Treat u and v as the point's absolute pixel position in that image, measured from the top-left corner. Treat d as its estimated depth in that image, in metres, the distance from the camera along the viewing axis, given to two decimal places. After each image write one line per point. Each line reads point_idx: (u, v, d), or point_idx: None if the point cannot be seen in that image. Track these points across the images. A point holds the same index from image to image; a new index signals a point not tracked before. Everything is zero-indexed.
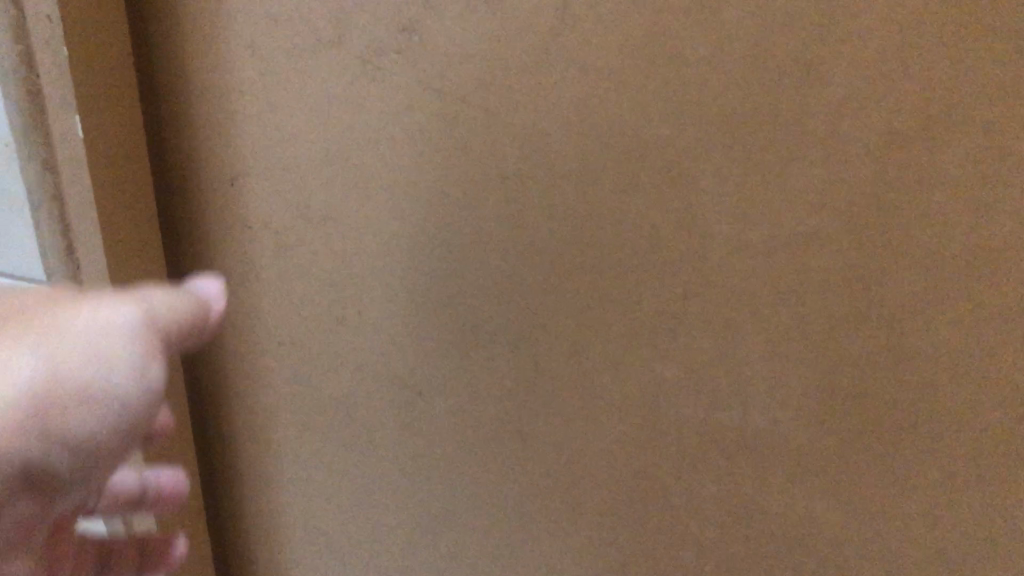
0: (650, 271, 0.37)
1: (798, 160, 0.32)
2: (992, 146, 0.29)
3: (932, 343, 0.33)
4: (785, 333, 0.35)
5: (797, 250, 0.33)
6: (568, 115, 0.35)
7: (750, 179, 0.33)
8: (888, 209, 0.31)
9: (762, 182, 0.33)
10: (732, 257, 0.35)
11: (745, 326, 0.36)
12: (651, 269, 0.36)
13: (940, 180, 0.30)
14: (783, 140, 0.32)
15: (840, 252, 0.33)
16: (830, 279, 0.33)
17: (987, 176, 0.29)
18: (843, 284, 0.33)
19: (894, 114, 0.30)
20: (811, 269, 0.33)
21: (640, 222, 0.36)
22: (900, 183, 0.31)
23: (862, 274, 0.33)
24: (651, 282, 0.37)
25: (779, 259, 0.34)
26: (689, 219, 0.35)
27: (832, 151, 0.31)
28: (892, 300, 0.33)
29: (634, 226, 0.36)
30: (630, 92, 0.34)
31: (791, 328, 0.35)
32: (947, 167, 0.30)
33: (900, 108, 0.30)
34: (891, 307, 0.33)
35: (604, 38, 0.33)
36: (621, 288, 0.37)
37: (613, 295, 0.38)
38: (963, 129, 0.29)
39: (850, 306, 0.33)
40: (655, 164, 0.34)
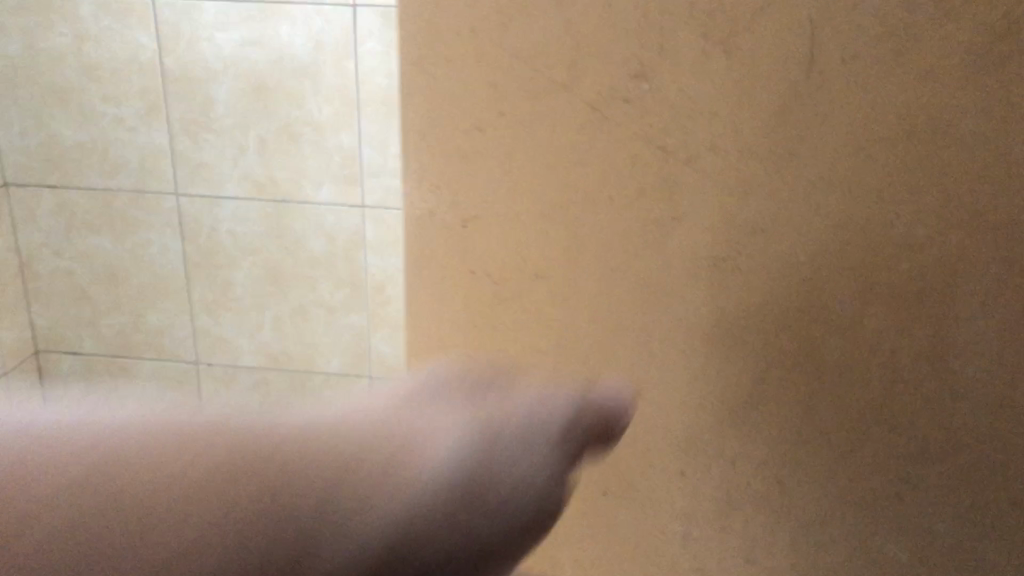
0: (776, 329, 0.32)
1: (888, 143, 0.29)
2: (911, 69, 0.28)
3: (978, 302, 0.30)
4: (902, 315, 0.31)
5: (853, 236, 0.30)
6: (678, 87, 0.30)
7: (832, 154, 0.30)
8: (934, 201, 0.29)
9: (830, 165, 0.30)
10: (839, 260, 0.31)
11: (871, 340, 0.31)
12: (808, 318, 0.32)
13: (900, 138, 0.29)
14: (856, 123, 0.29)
15: (885, 238, 0.30)
16: (886, 260, 0.30)
17: (976, 108, 0.28)
18: (916, 306, 0.30)
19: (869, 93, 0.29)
20: (881, 253, 0.30)
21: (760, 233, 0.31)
22: (889, 156, 0.29)
23: (923, 253, 0.30)
24: (785, 342, 0.32)
25: (873, 300, 0.31)
26: (835, 271, 0.31)
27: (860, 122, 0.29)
28: (938, 283, 0.30)
29: (762, 254, 0.31)
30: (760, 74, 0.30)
31: (925, 351, 0.31)
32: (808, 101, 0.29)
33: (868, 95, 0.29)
34: (927, 299, 0.30)
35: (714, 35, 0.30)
36: (773, 346, 0.32)
37: (767, 359, 0.32)
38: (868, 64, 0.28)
39: (924, 307, 0.30)
40: (832, 220, 0.30)
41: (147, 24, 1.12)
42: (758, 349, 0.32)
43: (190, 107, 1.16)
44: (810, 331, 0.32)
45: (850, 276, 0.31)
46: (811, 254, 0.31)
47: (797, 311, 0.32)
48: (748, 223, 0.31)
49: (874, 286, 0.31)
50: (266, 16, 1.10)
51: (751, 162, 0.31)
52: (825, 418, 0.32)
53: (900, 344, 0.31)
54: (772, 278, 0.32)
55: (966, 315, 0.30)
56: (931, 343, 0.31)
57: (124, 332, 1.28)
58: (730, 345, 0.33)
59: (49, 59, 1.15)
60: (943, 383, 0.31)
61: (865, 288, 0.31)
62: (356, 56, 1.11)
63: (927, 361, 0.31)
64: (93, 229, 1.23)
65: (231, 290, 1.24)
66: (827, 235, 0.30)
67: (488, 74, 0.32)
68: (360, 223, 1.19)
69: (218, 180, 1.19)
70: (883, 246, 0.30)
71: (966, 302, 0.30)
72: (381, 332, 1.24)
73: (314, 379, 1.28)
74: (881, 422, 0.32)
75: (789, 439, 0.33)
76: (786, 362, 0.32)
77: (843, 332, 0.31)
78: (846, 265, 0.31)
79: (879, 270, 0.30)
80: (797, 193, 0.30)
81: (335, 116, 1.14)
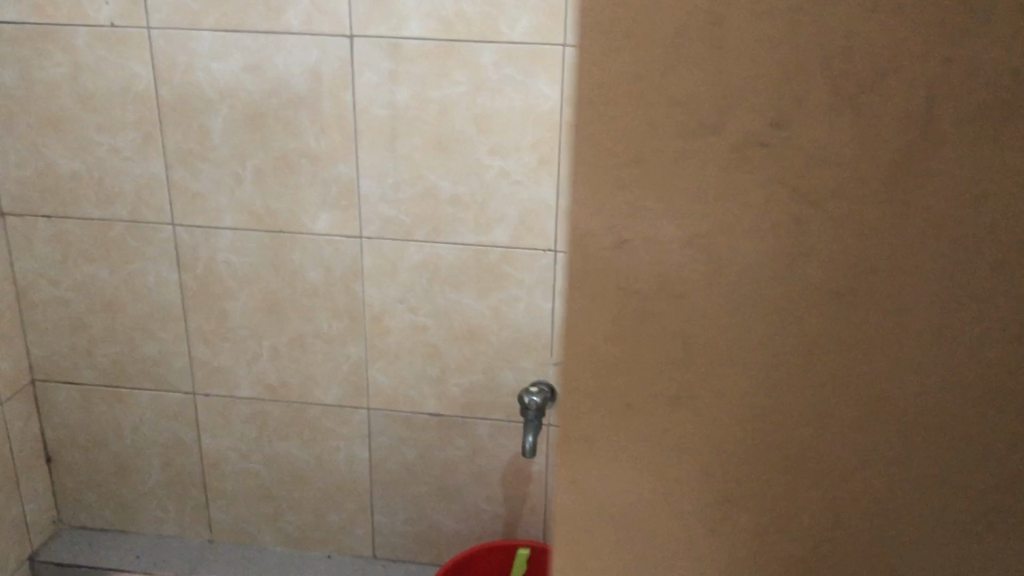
0: (790, 439, 0.32)
1: (910, 270, 0.29)
2: (955, 204, 0.28)
3: (974, 436, 0.30)
4: (907, 441, 0.31)
5: (879, 356, 0.30)
6: (727, 165, 0.28)
7: (859, 268, 0.29)
8: (940, 335, 0.29)
9: (859, 282, 0.29)
10: (865, 379, 0.31)
11: (882, 452, 0.32)
12: (817, 429, 0.32)
13: (925, 269, 0.29)
14: (880, 246, 0.29)
15: (900, 368, 0.30)
16: (895, 390, 0.30)
17: (1000, 241, 0.28)
18: (911, 434, 0.31)
19: (912, 213, 0.28)
20: (889, 381, 0.30)
21: (793, 341, 0.30)
22: (912, 280, 0.29)
23: (925, 386, 0.30)
24: (798, 455, 0.32)
25: (873, 422, 0.31)
26: (852, 391, 0.31)
27: (882, 246, 0.29)
28: (934, 417, 0.31)
29: (794, 365, 0.31)
30: (821, 163, 0.28)
31: (923, 476, 0.31)
32: (866, 211, 0.28)
33: (912, 214, 0.28)
34: (925, 432, 0.31)
35: (803, 113, 0.27)
36: (790, 453, 0.32)
37: (778, 459, 0.32)
38: (929, 184, 0.27)
39: (922, 435, 0.31)
40: (862, 341, 0.30)
41: (145, 56, 1.14)
42: (772, 453, 0.32)
43: (186, 138, 1.17)
44: (821, 447, 0.32)
45: (855, 397, 0.31)
46: (832, 373, 0.31)
47: (810, 423, 0.32)
48: (789, 331, 0.30)
49: (877, 407, 0.31)
50: (262, 48, 1.12)
51: (797, 275, 0.29)
52: (822, 522, 0.33)
53: (904, 467, 0.31)
54: (788, 391, 0.31)
55: (967, 449, 0.31)
56: (926, 466, 0.31)
57: (120, 363, 1.27)
58: (749, 442, 0.32)
59: (48, 90, 1.16)
60: (928, 503, 0.32)
61: (865, 411, 0.31)
62: (354, 88, 1.12)
63: (918, 486, 0.32)
64: (90, 260, 1.23)
65: (228, 321, 1.24)
66: (846, 354, 0.30)
67: (585, 138, 0.29)
68: (358, 253, 1.20)
69: (216, 211, 1.20)
70: (897, 376, 0.30)
71: (968, 440, 0.30)
72: (378, 363, 1.24)
73: (311, 411, 1.27)
74: (876, 527, 0.33)
75: (788, 535, 0.34)
76: (793, 467, 0.32)
77: (851, 453, 0.32)
78: (860, 389, 0.31)
79: (889, 396, 0.31)
80: (832, 305, 0.30)
81: (332, 147, 1.16)
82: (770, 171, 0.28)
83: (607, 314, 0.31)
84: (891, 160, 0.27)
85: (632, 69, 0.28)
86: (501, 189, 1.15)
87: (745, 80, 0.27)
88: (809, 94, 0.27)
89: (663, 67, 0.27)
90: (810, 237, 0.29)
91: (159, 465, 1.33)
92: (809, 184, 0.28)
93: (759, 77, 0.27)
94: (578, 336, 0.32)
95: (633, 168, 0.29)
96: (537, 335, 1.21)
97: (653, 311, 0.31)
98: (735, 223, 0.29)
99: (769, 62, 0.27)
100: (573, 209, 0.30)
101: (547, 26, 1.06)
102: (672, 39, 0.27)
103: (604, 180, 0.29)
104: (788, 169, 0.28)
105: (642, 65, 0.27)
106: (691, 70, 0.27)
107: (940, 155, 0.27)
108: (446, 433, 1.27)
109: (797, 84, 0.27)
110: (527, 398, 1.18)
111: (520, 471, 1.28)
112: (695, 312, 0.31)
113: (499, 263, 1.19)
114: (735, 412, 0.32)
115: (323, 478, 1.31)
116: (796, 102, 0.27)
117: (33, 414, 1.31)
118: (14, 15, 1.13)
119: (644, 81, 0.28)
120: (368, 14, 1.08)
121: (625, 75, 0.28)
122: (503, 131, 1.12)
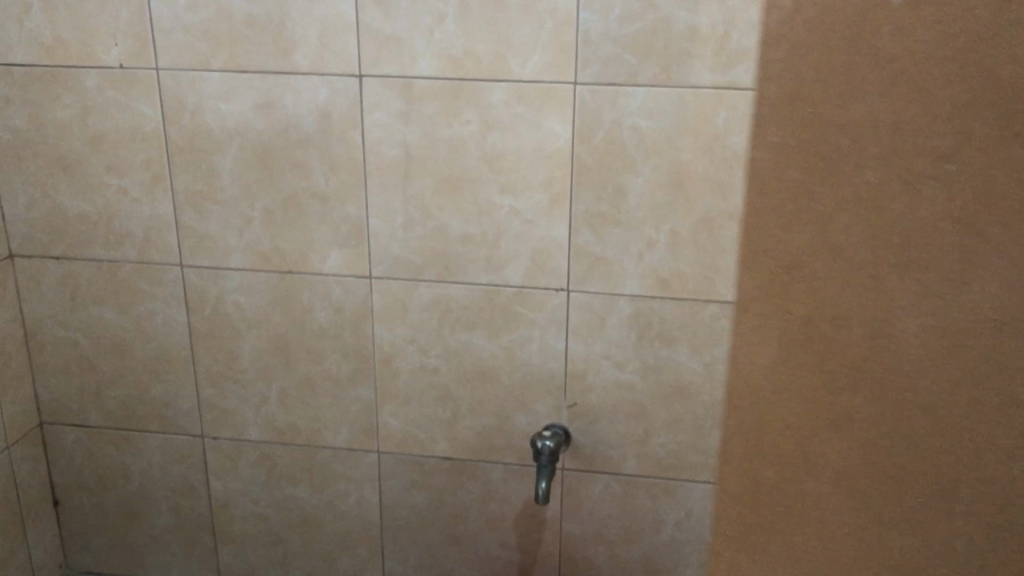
0: (904, 511, 0.43)
1: (969, 392, 0.39)
2: (1004, 335, 0.38)
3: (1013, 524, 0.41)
4: (953, 524, 0.42)
5: (944, 467, 0.41)
6: (883, 280, 0.39)
7: (941, 392, 0.40)
8: (996, 434, 0.39)
9: (943, 387, 0.40)
10: (935, 477, 0.41)
11: (940, 527, 0.42)
12: (911, 498, 0.42)
13: (982, 393, 0.39)
14: (950, 374, 0.39)
15: (973, 462, 0.40)
16: (969, 470, 0.40)
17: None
18: (982, 504, 0.41)
19: (986, 335, 0.38)
20: (964, 463, 0.40)
21: (902, 443, 0.41)
22: (982, 393, 0.39)
23: (986, 476, 0.40)
24: (897, 516, 0.43)
25: (942, 505, 0.42)
26: (920, 480, 0.42)
27: (946, 379, 0.40)
28: (997, 500, 0.40)
29: (896, 454, 0.42)
30: (931, 293, 0.39)
31: (973, 542, 0.42)
32: (950, 327, 0.39)
33: (986, 333, 0.38)
34: (981, 518, 0.41)
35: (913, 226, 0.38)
36: (891, 514, 0.43)
37: (879, 517, 0.44)
38: (981, 312, 0.38)
39: (980, 509, 0.41)
40: (948, 439, 0.40)
41: (153, 97, 1.13)
42: (884, 510, 0.43)
43: (194, 179, 1.16)
44: (910, 513, 0.43)
45: (931, 486, 0.42)
46: (921, 461, 0.41)
47: (904, 487, 0.42)
48: (902, 412, 0.41)
49: (949, 499, 0.41)
50: (271, 89, 1.11)
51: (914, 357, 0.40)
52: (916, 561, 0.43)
53: (952, 539, 0.42)
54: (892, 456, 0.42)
55: (1001, 532, 0.41)
56: (985, 531, 0.41)
57: (128, 406, 1.26)
58: (853, 494, 0.44)
59: (56, 132, 1.16)
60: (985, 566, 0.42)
61: (948, 483, 0.41)
62: (362, 127, 1.11)
63: (981, 542, 0.41)
64: (98, 301, 1.22)
65: (236, 363, 1.23)
66: (930, 439, 0.41)
67: (770, 212, 0.40)
68: (367, 293, 1.18)
69: (224, 251, 1.18)
70: (974, 460, 0.40)
71: (1001, 527, 0.41)
72: (389, 406, 1.22)
73: (321, 454, 1.25)
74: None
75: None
76: (896, 525, 0.43)
77: (922, 522, 0.43)
78: (935, 474, 0.41)
79: (950, 481, 0.41)
80: (923, 420, 0.41)
81: (341, 187, 1.14)
82: (877, 304, 0.40)
83: (781, 386, 0.43)
84: (964, 306, 0.38)
85: (833, 165, 0.39)
86: (512, 228, 1.13)
87: (885, 212, 0.38)
88: (924, 240, 0.38)
89: (844, 151, 0.38)
90: (911, 345, 0.40)
91: (168, 508, 1.31)
92: (930, 287, 0.38)
93: (890, 214, 0.38)
94: (787, 386, 0.43)
95: (816, 250, 0.40)
96: (550, 377, 1.18)
97: (826, 351, 0.42)
98: (888, 222, 0.38)
99: (898, 202, 0.38)
100: (772, 267, 0.41)
101: (557, 64, 1.05)
102: (829, 157, 0.39)
103: (779, 288, 0.41)
104: (901, 299, 0.39)
105: (818, 149, 0.39)
106: (831, 190, 0.39)
107: (999, 288, 0.37)
108: (457, 477, 1.24)
109: (911, 231, 0.38)
110: (538, 441, 1.15)
111: (533, 515, 1.25)
112: (858, 320, 0.40)
113: (510, 303, 1.16)
114: (866, 464, 0.43)
115: (333, 522, 1.29)
116: (917, 237, 0.38)
117: (41, 457, 1.30)
118: (23, 57, 1.13)
119: (834, 196, 0.39)
120: (376, 54, 1.07)
121: (816, 181, 0.39)
122: (514, 170, 1.10)
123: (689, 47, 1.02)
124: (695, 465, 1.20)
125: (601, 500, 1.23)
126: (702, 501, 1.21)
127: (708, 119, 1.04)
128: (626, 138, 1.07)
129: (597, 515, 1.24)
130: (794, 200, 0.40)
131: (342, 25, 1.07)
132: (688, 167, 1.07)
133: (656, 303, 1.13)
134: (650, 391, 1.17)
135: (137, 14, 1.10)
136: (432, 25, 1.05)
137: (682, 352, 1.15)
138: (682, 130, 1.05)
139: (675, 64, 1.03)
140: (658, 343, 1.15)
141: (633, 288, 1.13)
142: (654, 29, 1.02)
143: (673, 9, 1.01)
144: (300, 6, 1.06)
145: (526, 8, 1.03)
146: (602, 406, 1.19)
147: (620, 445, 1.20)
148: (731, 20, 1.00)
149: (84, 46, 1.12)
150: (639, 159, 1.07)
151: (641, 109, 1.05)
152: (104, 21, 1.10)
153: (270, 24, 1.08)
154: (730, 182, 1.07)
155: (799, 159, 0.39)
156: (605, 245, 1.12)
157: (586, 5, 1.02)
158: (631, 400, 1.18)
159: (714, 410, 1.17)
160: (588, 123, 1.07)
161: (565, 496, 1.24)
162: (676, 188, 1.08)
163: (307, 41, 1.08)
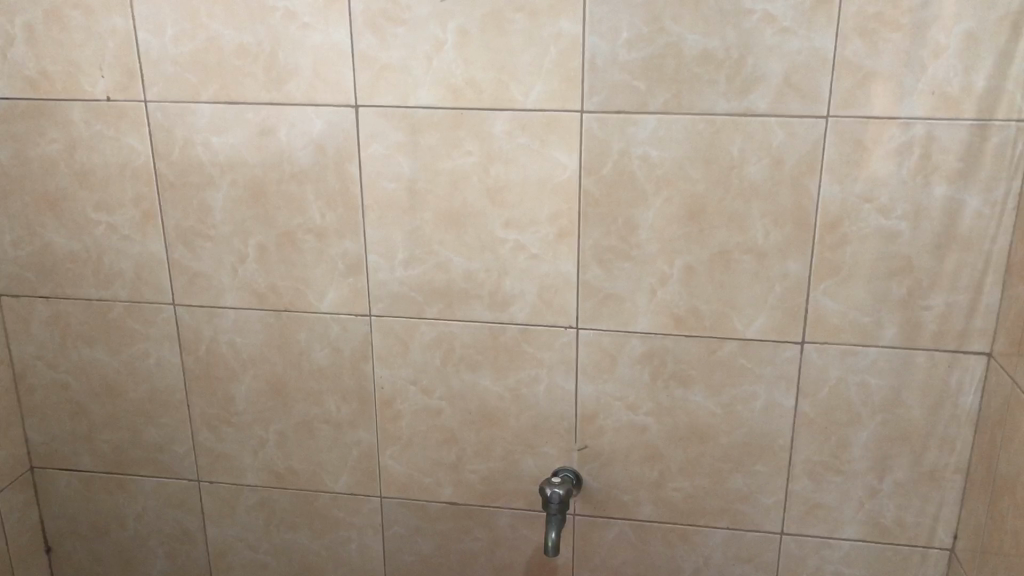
0: (954, 478, 1.07)
1: None
2: None
3: None
4: None
5: None
6: (944, 386, 1.03)
7: None
8: None
9: None
10: None
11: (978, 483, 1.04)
12: (955, 472, 1.07)
13: None
14: None
15: None
16: None
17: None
18: None
19: None
20: None
21: (948, 447, 1.06)
22: None
23: None
24: (958, 472, 1.07)
25: None
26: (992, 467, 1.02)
27: None
28: None
29: (956, 455, 1.06)
30: None
31: None
32: None
33: None
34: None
35: (940, 333, 1.01)
36: (949, 476, 1.07)
37: (948, 473, 1.07)
38: None
39: None
40: None
41: (141, 131, 1.08)
42: (954, 473, 1.07)
43: (186, 216, 1.11)
44: (977, 485, 1.03)
45: None
46: (982, 457, 1.02)
47: (982, 473, 1.02)
48: (959, 430, 1.05)
49: None
50: (264, 121, 1.06)
51: None
52: None
53: None
54: None
55: None
56: None
57: (121, 450, 1.24)
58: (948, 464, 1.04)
59: (45, 168, 1.12)
60: None
61: None
62: (359, 159, 1.05)
63: None
64: (89, 342, 1.20)
65: (232, 406, 1.19)
66: None
67: (981, 340, 1.01)
68: (367, 332, 1.13)
69: (218, 289, 1.14)
70: None
71: None
72: (390, 450, 1.17)
73: (321, 499, 1.22)
74: None
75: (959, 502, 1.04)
76: (950, 483, 1.07)
77: None
78: None
79: None
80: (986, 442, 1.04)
81: (338, 222, 1.08)
82: (954, 377, 1.03)
83: None
84: None
85: (956, 314, 1.00)
86: (517, 264, 1.07)
87: None
88: None
89: (952, 320, 1.01)
90: (947, 408, 1.04)
91: (164, 554, 1.30)
92: None
93: None
94: (945, 421, 1.05)
95: None
96: (559, 418, 1.13)
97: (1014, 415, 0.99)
98: None
99: None
100: None
101: (563, 93, 0.99)
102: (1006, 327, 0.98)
103: (977, 392, 1.03)
104: None
105: (975, 310, 1.00)
106: None
107: None
108: (464, 522, 1.20)
109: None
110: (546, 488, 1.08)
111: (543, 562, 1.20)
112: None
113: (516, 342, 1.10)
114: None
115: (335, 569, 1.26)
116: None
117: (32, 502, 1.29)
118: (8, 90, 1.09)
119: None
120: (373, 83, 1.02)
121: None
122: (518, 203, 1.04)
123: (702, 73, 0.96)
124: (712, 511, 1.14)
125: (614, 546, 1.18)
126: (721, 548, 1.15)
127: (723, 148, 0.98)
128: (636, 169, 1.01)
129: (610, 562, 1.19)
130: (983, 358, 1.01)
131: (336, 53, 1.01)
132: (702, 199, 1.01)
133: (669, 342, 1.07)
134: (664, 434, 1.11)
135: (123, 44, 1.05)
136: (431, 52, 1.00)
137: (698, 393, 1.09)
138: (696, 160, 0.99)
139: (687, 91, 0.97)
140: (672, 383, 1.09)
141: (645, 326, 1.07)
142: (664, 54, 0.96)
143: (684, 33, 0.95)
144: (292, 35, 1.01)
145: (529, 33, 0.97)
146: (614, 449, 1.13)
147: (634, 489, 1.15)
148: (746, 43, 0.94)
149: (69, 79, 1.07)
150: (650, 191, 1.01)
151: (652, 138, 0.99)
152: (88, 53, 1.06)
153: (262, 53, 1.03)
154: (746, 216, 1.00)
155: (960, 309, 1.00)
156: (616, 281, 1.06)
157: (592, 30, 0.96)
158: (644, 443, 1.12)
159: (732, 454, 1.11)
160: (595, 153, 1.01)
161: (576, 543, 1.19)
162: (689, 221, 1.02)
163: (300, 71, 1.03)
